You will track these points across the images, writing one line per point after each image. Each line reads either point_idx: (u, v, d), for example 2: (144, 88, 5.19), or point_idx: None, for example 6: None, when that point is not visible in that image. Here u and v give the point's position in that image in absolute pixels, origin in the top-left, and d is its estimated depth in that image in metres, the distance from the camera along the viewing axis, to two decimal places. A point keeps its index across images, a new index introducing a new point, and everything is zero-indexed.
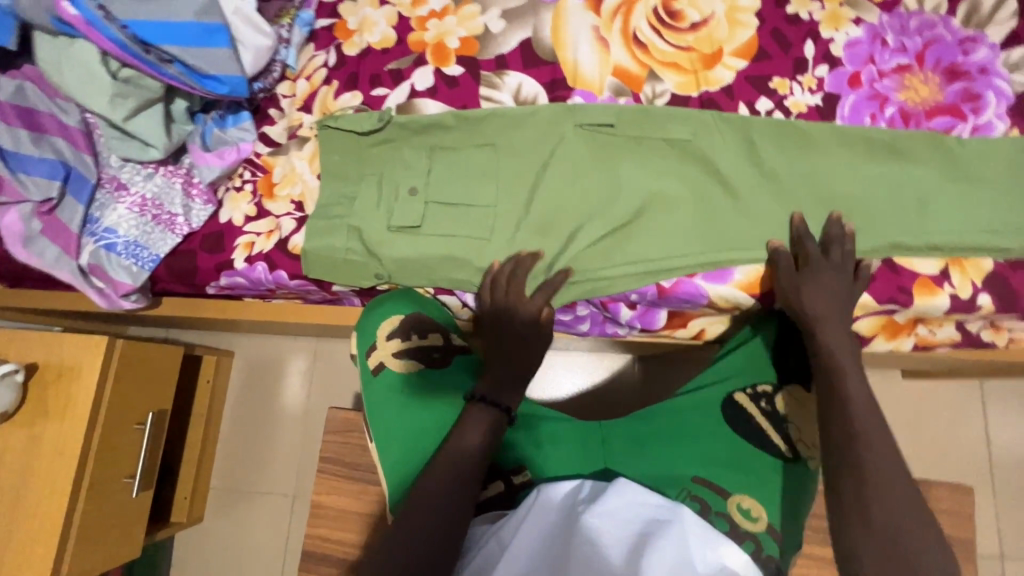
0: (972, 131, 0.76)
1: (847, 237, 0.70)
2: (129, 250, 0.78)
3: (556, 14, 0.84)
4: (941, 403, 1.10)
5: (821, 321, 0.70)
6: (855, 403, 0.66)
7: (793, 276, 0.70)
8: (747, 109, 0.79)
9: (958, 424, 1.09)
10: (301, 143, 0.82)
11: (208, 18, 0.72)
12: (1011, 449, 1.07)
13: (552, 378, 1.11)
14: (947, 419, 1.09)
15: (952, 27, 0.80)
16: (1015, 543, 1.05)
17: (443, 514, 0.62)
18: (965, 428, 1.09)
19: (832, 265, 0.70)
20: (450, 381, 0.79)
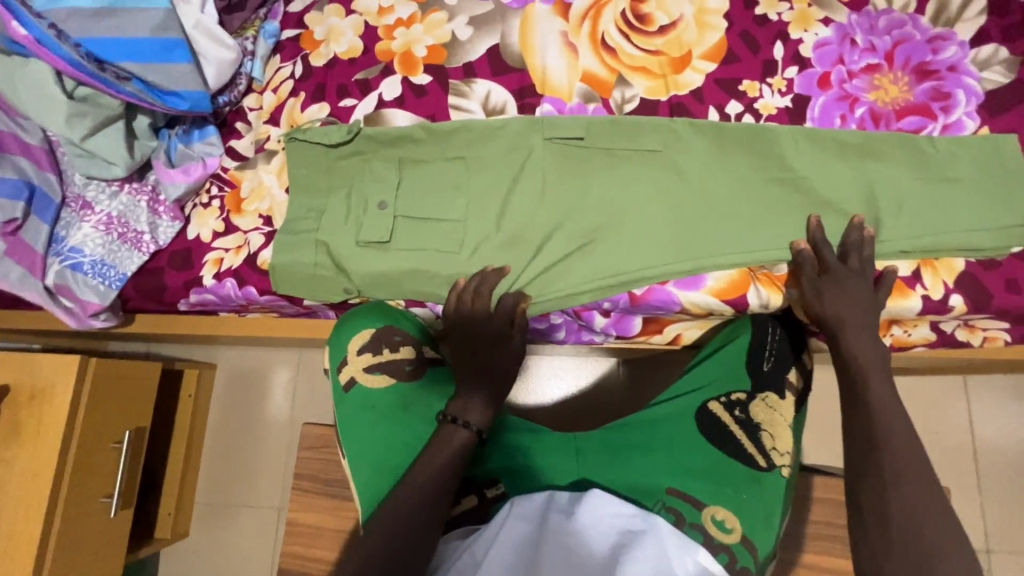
0: (942, 130, 0.75)
1: (865, 244, 0.70)
2: (95, 269, 0.78)
3: (523, 20, 0.83)
4: (924, 400, 1.10)
5: (844, 325, 0.70)
6: (871, 410, 0.65)
7: (815, 280, 0.70)
8: (716, 113, 0.78)
9: (941, 421, 1.09)
10: (269, 156, 0.81)
11: (164, 34, 0.72)
12: (995, 443, 1.07)
13: (537, 383, 1.09)
14: (931, 415, 1.09)
15: (921, 25, 0.79)
16: (1001, 538, 1.05)
17: (412, 536, 0.61)
18: (950, 424, 1.09)
19: (853, 272, 0.69)
20: (423, 394, 0.78)
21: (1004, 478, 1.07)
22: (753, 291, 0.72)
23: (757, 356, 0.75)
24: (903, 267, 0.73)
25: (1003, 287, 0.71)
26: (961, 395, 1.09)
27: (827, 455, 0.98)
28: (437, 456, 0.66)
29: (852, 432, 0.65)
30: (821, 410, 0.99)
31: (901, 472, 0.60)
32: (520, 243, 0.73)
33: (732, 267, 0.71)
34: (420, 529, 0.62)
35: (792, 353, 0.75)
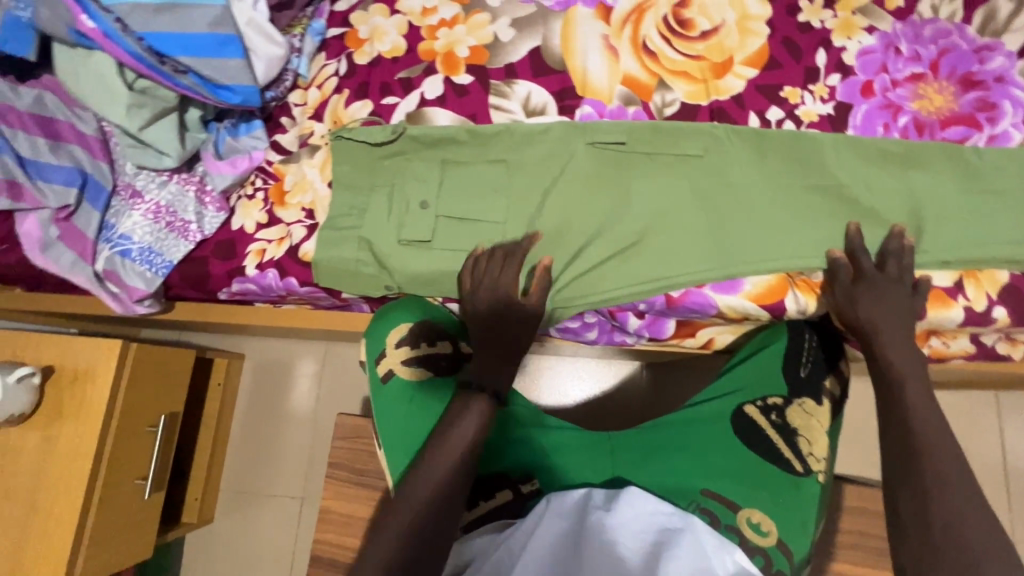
0: (988, 140, 0.75)
1: (905, 252, 0.70)
2: (143, 255, 0.80)
3: (565, 23, 0.84)
4: (954, 414, 1.08)
5: (880, 332, 0.70)
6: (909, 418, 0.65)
7: (850, 289, 0.70)
8: (757, 118, 0.78)
9: (972, 437, 1.07)
10: (313, 151, 0.83)
11: (220, 30, 0.74)
12: None
13: (560, 383, 1.10)
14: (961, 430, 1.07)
15: (967, 35, 0.79)
16: None
17: (445, 522, 0.61)
18: (981, 440, 1.07)
19: (889, 279, 0.69)
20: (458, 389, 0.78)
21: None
22: (790, 297, 0.72)
23: (794, 361, 0.74)
24: (946, 277, 0.72)
25: None
26: (994, 411, 1.07)
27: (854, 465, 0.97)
28: (455, 435, 0.66)
29: (890, 437, 0.65)
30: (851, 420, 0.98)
31: (940, 477, 0.59)
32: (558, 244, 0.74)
33: (771, 272, 0.71)
34: (441, 511, 0.62)
35: (828, 359, 0.74)
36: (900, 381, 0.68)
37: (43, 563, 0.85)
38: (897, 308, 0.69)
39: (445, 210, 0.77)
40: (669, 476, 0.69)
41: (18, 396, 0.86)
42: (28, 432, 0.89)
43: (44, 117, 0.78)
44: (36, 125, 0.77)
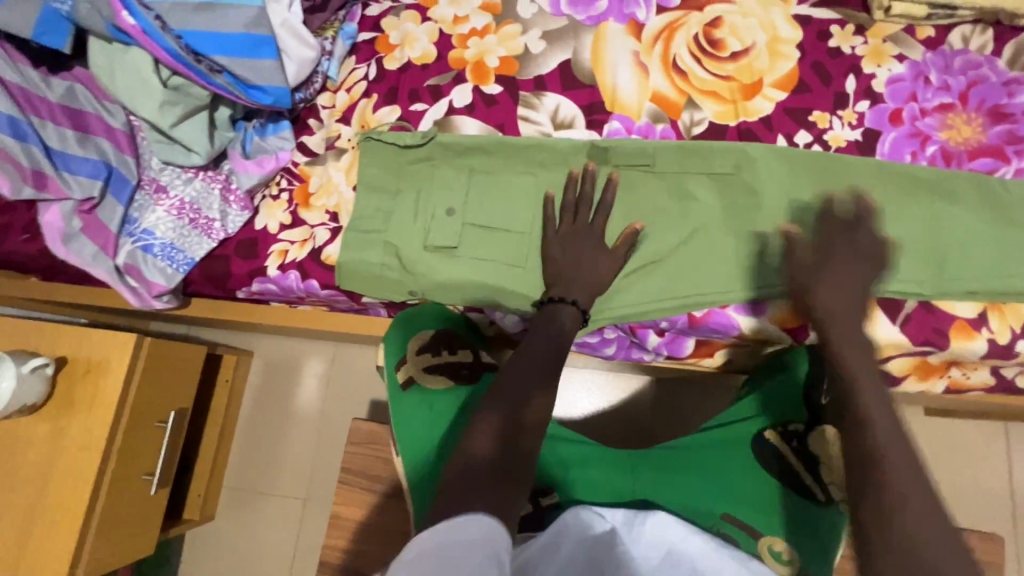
0: (1015, 173, 0.75)
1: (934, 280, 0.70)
2: (166, 251, 0.80)
3: (596, 38, 0.85)
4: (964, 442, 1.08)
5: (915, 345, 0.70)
6: None
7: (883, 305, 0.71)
8: (785, 141, 0.78)
9: (982, 466, 1.06)
10: (339, 154, 0.83)
11: (256, 30, 0.74)
12: None
13: (567, 395, 1.10)
14: (972, 458, 1.07)
15: (997, 68, 0.79)
16: None
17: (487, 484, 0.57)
18: (991, 469, 1.06)
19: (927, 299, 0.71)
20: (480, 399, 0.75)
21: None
22: None
23: (816, 387, 0.73)
24: (971, 309, 0.72)
25: None
26: (1001, 440, 1.07)
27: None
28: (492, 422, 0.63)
29: (846, 439, 0.58)
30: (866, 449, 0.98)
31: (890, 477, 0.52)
32: None
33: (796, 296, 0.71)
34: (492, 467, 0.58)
35: None
36: (853, 380, 0.61)
37: (48, 556, 0.84)
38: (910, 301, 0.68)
39: (470, 218, 0.76)
40: (691, 499, 0.69)
41: (31, 386, 0.85)
42: (38, 422, 0.89)
43: (72, 109, 0.78)
44: (65, 117, 0.77)
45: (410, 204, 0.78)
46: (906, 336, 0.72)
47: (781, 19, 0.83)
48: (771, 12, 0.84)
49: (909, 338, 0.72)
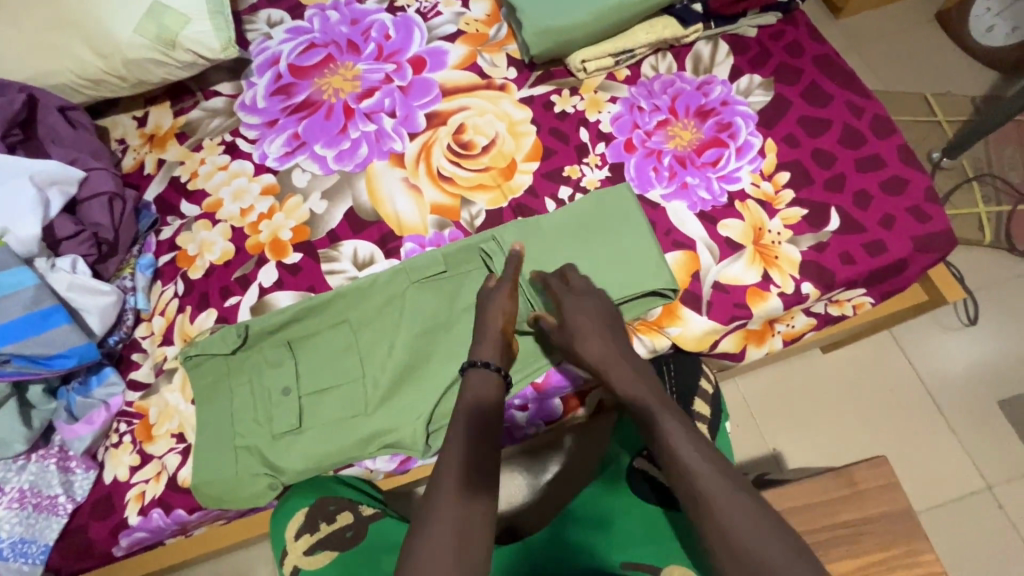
0: (737, 153, 0.87)
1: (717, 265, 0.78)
2: (15, 549, 0.75)
3: (368, 178, 0.94)
4: (876, 366, 1.20)
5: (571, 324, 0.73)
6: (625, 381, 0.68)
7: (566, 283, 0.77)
8: (552, 201, 0.89)
9: (897, 375, 1.19)
10: (169, 375, 0.84)
11: (39, 306, 0.76)
12: (945, 368, 1.20)
13: (512, 491, 0.92)
14: (885, 370, 1.20)
15: (688, 79, 0.94)
16: (1008, 405, 1.16)
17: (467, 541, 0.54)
18: (906, 376, 1.19)
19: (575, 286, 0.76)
20: (371, 554, 0.71)
21: (974, 432, 1.15)
22: (637, 342, 0.79)
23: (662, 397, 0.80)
24: (740, 227, 0.82)
25: (839, 261, 0.80)
26: (897, 346, 1.21)
27: (791, 441, 1.15)
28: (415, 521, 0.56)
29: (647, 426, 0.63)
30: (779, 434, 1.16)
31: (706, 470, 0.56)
32: (416, 375, 0.78)
33: (487, 339, 0.73)
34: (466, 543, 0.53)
35: (690, 382, 0.80)
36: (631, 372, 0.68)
37: None
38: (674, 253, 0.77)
39: (307, 388, 0.80)
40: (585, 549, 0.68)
41: None
42: None
43: None
44: None
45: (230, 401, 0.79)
46: (715, 322, 0.79)
47: (510, 106, 0.96)
48: (501, 103, 0.97)
49: (718, 322, 0.79)
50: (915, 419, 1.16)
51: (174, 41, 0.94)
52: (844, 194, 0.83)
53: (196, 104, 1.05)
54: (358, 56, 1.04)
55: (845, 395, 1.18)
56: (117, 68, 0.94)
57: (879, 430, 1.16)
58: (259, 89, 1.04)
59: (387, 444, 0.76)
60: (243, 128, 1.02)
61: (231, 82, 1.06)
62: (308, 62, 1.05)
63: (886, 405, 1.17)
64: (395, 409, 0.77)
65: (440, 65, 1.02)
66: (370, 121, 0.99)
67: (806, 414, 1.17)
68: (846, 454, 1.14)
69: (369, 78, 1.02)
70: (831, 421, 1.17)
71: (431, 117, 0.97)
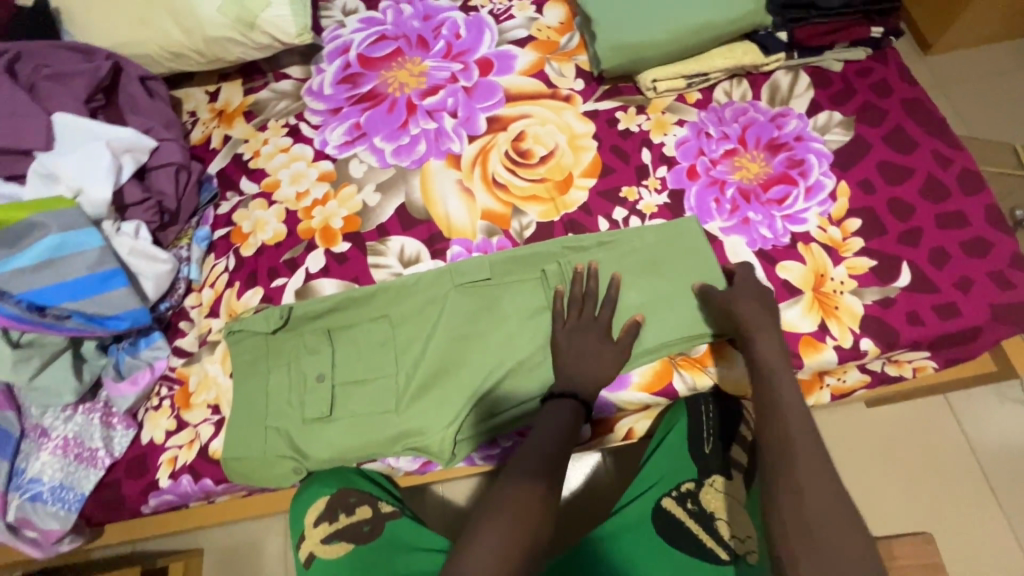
0: (806, 193, 0.83)
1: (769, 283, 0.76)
2: (55, 494, 0.79)
3: (423, 177, 0.95)
4: (925, 429, 1.13)
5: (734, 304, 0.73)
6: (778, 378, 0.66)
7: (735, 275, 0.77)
8: (606, 221, 0.87)
9: (945, 443, 1.12)
10: (212, 347, 0.87)
11: (101, 267, 0.79)
12: (1002, 445, 1.11)
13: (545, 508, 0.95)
14: (934, 435, 1.13)
15: (762, 109, 0.90)
16: None
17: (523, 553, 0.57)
18: (956, 444, 1.12)
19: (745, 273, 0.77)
20: (396, 561, 0.72)
21: None
22: (677, 377, 0.76)
23: (697, 437, 0.75)
24: (800, 271, 0.79)
25: (904, 321, 0.75)
26: (949, 411, 1.14)
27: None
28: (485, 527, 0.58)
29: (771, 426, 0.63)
30: None
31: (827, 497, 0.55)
32: (447, 379, 0.78)
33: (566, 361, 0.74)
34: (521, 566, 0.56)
35: (732, 426, 0.75)
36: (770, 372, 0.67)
37: None
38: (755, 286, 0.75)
39: (341, 377, 0.80)
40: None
41: None
42: None
43: None
44: None
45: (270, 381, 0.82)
46: None
47: (573, 119, 0.95)
48: (564, 115, 0.95)
49: None
50: (961, 492, 1.09)
51: (254, 23, 0.96)
52: (918, 248, 0.78)
53: (266, 84, 1.08)
54: (426, 52, 1.05)
55: (886, 455, 1.12)
56: (198, 45, 0.97)
57: (921, 497, 1.09)
58: (328, 76, 1.06)
59: (412, 447, 0.77)
60: (308, 113, 1.04)
61: (302, 67, 1.08)
62: (377, 54, 1.06)
63: (929, 472, 1.11)
64: (424, 410, 0.77)
65: (507, 69, 1.01)
66: (431, 119, 0.99)
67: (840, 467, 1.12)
68: (881, 517, 1.08)
69: (434, 75, 1.02)
70: (866, 478, 1.11)
71: (492, 122, 0.97)
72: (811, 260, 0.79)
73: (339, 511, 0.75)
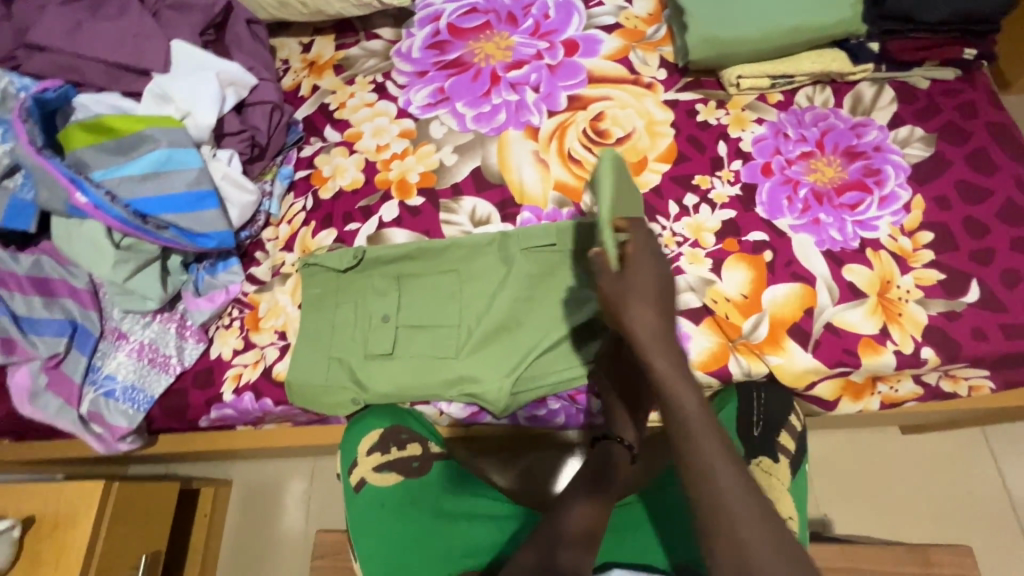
0: (880, 202, 0.84)
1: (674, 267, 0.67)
2: (127, 394, 0.84)
3: (501, 144, 0.98)
4: (960, 462, 1.12)
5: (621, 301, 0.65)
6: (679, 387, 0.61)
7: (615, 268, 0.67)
8: (676, 205, 0.89)
9: (980, 479, 1.11)
10: (284, 279, 0.91)
11: (198, 187, 0.84)
12: None
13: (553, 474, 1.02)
14: (969, 470, 1.11)
15: (843, 116, 0.91)
16: None
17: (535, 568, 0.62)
18: (989, 481, 1.10)
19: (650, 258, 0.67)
20: (462, 499, 0.78)
21: None
22: (733, 360, 0.78)
23: (746, 420, 0.80)
24: (867, 275, 0.80)
25: (968, 336, 0.75)
26: (985, 447, 1.12)
27: (840, 506, 1.11)
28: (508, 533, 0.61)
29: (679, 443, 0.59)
30: (833, 500, 1.12)
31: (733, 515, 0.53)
32: (507, 335, 0.81)
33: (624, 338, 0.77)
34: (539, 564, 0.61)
35: (778, 414, 0.80)
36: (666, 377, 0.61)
37: None
38: (657, 274, 0.66)
39: (404, 321, 0.84)
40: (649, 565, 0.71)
41: None
42: None
43: (39, 278, 0.86)
44: (32, 286, 0.85)
45: (336, 316, 0.86)
46: (819, 361, 0.77)
47: (653, 106, 0.97)
48: (645, 101, 0.97)
49: (823, 362, 0.77)
50: (990, 530, 1.08)
51: None
52: (990, 269, 0.78)
53: (357, 42, 1.12)
54: (515, 27, 1.08)
55: (915, 483, 1.11)
56: None
57: (946, 529, 1.08)
58: (417, 40, 1.10)
59: (465, 394, 0.80)
60: (395, 73, 1.08)
61: (393, 29, 1.13)
62: (467, 24, 1.09)
63: (959, 505, 1.09)
64: (481, 361, 0.80)
65: (593, 52, 1.03)
66: (513, 91, 1.02)
67: (866, 489, 1.12)
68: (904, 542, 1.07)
69: (521, 50, 1.05)
70: (891, 503, 1.11)
71: (573, 100, 0.99)
72: (880, 266, 0.80)
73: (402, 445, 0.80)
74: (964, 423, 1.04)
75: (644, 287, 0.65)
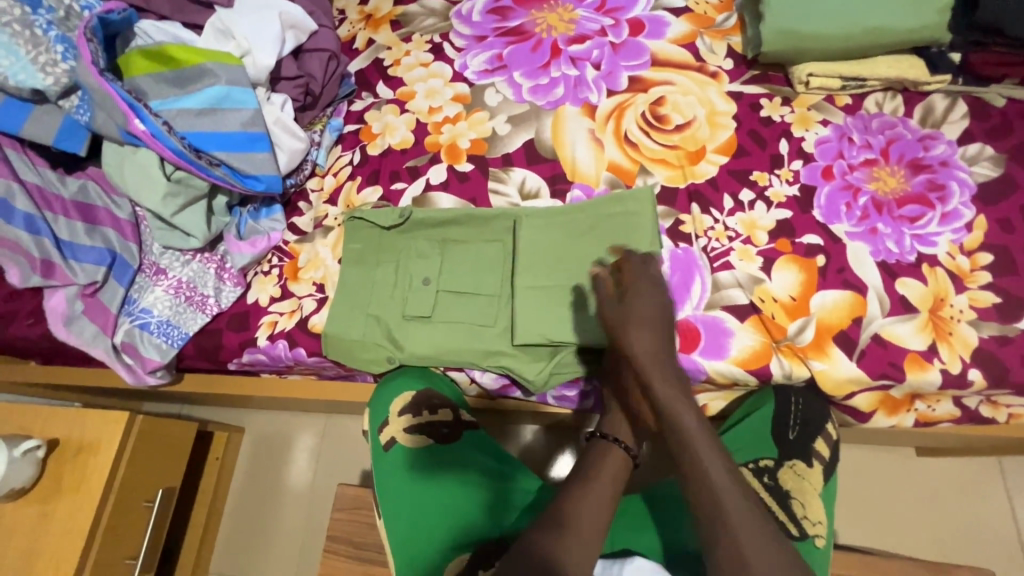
0: (941, 218, 0.82)
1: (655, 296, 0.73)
2: (161, 328, 0.84)
3: (556, 119, 0.96)
4: (975, 489, 1.11)
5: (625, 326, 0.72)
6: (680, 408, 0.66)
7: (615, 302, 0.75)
8: (731, 199, 0.87)
9: (993, 507, 1.10)
10: (326, 232, 0.90)
11: (252, 129, 0.83)
12: None
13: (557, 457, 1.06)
14: (983, 497, 1.11)
15: (912, 127, 0.89)
16: None
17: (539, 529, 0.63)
18: (1001, 511, 1.10)
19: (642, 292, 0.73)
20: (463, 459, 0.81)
21: None
22: (775, 361, 0.77)
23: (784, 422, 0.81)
24: (921, 290, 0.78)
25: (1018, 363, 0.74)
26: (1000, 477, 1.11)
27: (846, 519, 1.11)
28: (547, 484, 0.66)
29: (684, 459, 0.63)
30: (841, 512, 1.12)
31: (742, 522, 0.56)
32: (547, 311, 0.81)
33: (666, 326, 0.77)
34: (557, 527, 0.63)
35: (816, 421, 0.80)
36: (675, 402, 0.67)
37: None
38: (658, 302, 0.73)
39: (444, 286, 0.83)
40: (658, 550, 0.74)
41: (21, 470, 0.85)
42: (24, 509, 0.88)
43: (84, 204, 0.86)
44: (76, 211, 0.85)
45: (376, 274, 0.85)
46: (862, 371, 0.76)
47: (716, 96, 0.94)
48: (707, 90, 0.95)
49: (866, 372, 0.76)
50: (996, 559, 1.08)
51: None
52: None
53: None
54: None
55: (926, 504, 1.11)
56: None
57: (952, 552, 1.08)
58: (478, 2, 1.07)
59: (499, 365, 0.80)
60: (452, 35, 1.05)
61: None
62: None
63: (968, 531, 1.09)
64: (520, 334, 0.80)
65: (659, 33, 1.00)
66: (573, 65, 0.99)
67: (876, 504, 1.12)
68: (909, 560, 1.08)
69: (584, 24, 1.02)
70: (897, 522, 1.11)
71: (634, 81, 0.97)
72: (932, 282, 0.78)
73: (434, 411, 0.83)
74: (986, 450, 1.03)
75: (644, 316, 0.72)
